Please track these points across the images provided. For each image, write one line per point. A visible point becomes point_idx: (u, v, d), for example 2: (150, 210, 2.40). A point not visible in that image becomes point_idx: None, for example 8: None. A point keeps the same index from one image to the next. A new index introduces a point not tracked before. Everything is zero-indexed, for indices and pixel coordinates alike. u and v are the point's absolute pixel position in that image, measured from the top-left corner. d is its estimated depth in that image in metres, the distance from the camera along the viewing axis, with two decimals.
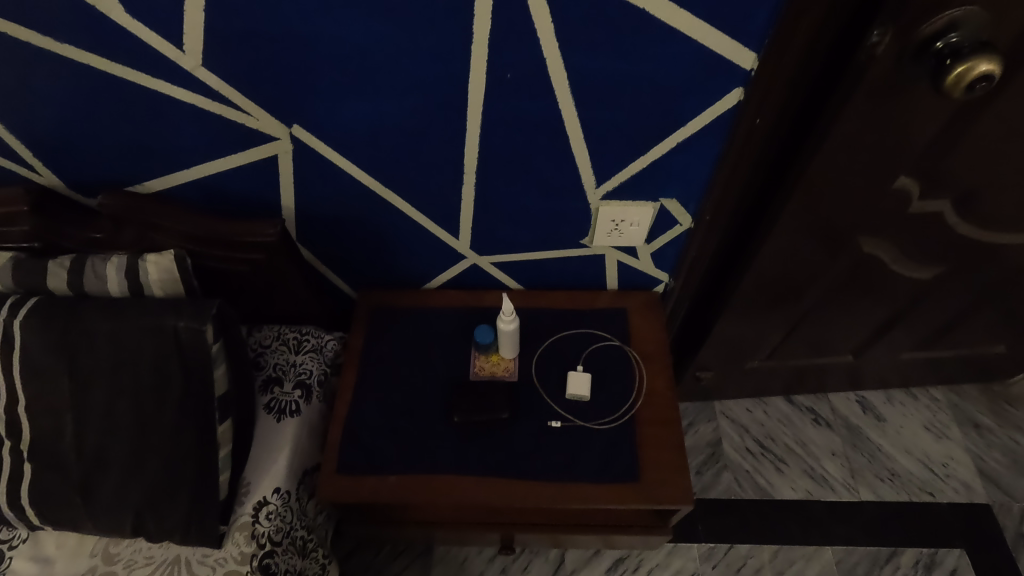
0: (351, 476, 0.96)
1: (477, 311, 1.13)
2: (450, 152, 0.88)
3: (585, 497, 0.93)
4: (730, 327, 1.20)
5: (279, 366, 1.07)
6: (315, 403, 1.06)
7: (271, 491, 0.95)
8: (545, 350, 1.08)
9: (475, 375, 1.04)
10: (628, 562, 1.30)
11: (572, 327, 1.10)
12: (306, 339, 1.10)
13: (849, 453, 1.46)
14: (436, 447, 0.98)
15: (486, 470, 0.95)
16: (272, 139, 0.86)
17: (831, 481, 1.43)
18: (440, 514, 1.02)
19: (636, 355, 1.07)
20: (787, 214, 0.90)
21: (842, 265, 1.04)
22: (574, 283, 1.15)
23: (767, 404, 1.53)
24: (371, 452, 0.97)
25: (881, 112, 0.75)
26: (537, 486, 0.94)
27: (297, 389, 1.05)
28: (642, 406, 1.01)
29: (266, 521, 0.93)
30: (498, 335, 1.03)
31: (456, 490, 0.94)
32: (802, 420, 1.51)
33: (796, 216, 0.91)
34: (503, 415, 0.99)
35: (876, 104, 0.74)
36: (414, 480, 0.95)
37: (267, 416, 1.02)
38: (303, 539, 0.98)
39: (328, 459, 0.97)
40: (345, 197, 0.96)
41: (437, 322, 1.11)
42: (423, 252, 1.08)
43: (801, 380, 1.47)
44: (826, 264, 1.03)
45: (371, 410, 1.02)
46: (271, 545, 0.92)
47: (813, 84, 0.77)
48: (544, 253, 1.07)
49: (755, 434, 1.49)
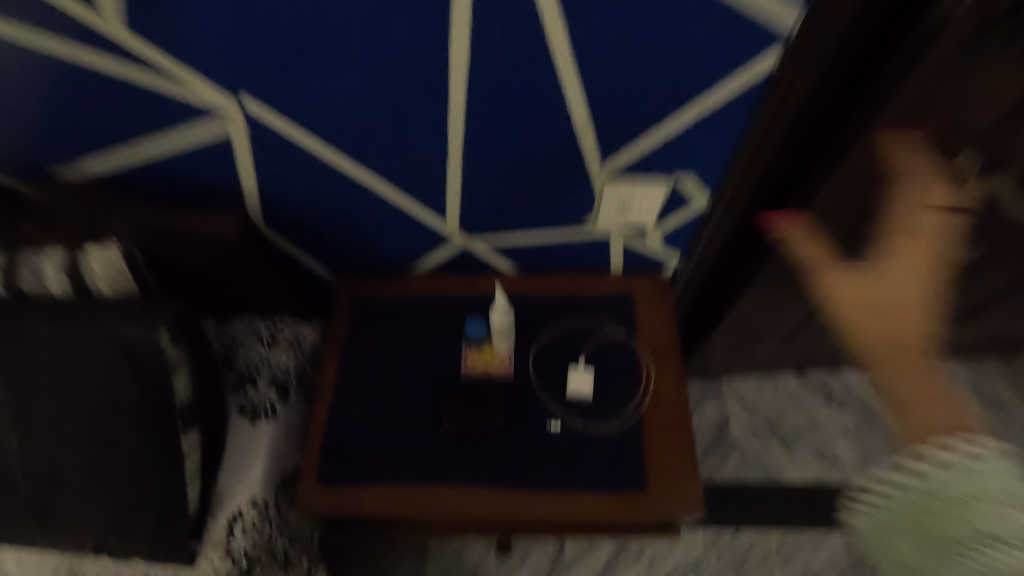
0: (333, 487, 0.88)
1: (469, 297, 1.02)
2: (431, 127, 0.75)
3: (584, 509, 0.86)
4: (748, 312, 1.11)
5: (252, 362, 0.98)
6: (294, 404, 0.97)
7: (246, 503, 0.87)
8: (543, 342, 0.98)
9: (467, 372, 0.95)
10: (630, 550, 1.25)
11: (572, 317, 1.00)
12: (281, 332, 1.01)
13: (862, 433, 1.40)
14: (424, 452, 0.90)
15: (478, 477, 0.88)
16: (222, 115, 0.74)
17: (843, 463, 1.36)
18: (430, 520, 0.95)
19: (643, 349, 0.97)
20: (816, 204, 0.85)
21: (877, 249, 0.94)
22: (575, 265, 1.04)
23: (777, 382, 1.46)
24: (353, 459, 0.89)
25: (918, 99, 0.70)
26: (535, 496, 0.87)
27: (273, 389, 0.96)
28: (649, 405, 0.93)
29: (241, 536, 0.86)
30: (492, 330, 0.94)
31: (447, 502, 0.87)
32: (814, 398, 1.44)
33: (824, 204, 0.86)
34: (499, 420, 0.90)
35: (915, 92, 0.69)
36: (401, 490, 0.88)
37: (241, 420, 0.93)
38: (284, 551, 0.91)
39: (308, 467, 0.89)
40: (315, 179, 0.84)
41: (423, 311, 1.01)
42: (408, 236, 0.97)
43: (812, 356, 1.39)
44: (860, 248, 0.93)
45: (354, 411, 0.93)
46: (248, 562, 0.85)
47: (845, 79, 0.69)
48: (542, 235, 0.96)
49: (764, 414, 1.42)
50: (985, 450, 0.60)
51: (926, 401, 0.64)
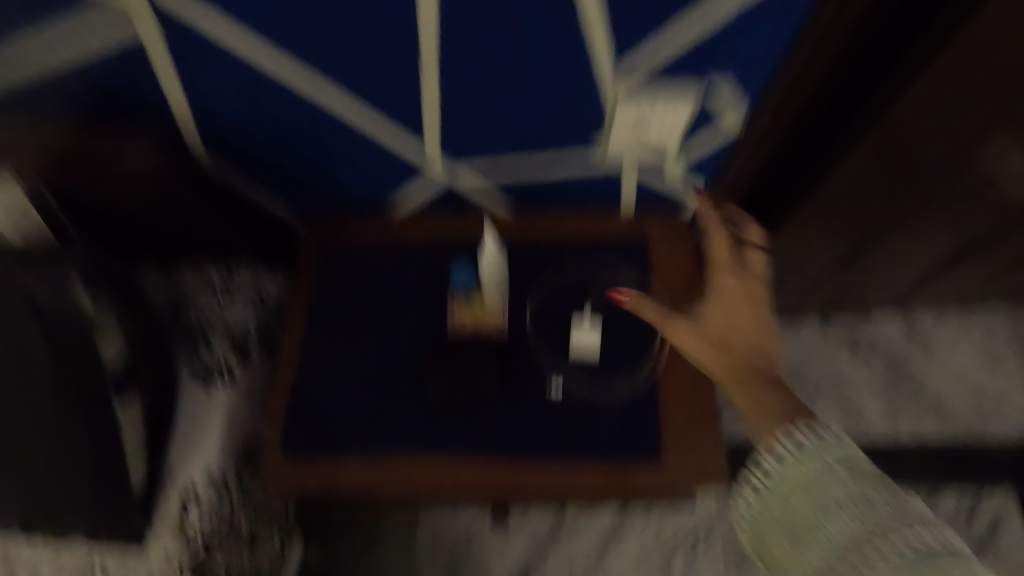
0: (299, 460, 0.77)
1: (455, 238, 0.88)
2: (394, 20, 0.59)
3: (588, 485, 0.75)
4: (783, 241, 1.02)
5: (206, 317, 0.85)
6: (255, 365, 0.85)
7: (201, 477, 0.76)
8: (541, 292, 0.84)
9: (454, 329, 0.81)
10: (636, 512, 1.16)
11: (576, 261, 0.86)
12: (238, 283, 0.88)
13: (890, 386, 1.28)
14: (402, 418, 0.78)
15: (465, 447, 0.76)
16: (126, 12, 0.58)
17: (867, 418, 1.25)
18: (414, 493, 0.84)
19: (660, 294, 0.83)
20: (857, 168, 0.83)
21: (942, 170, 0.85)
22: (580, 198, 0.89)
23: (800, 331, 1.33)
24: (321, 428, 0.78)
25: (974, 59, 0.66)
26: (531, 470, 0.75)
27: (231, 349, 0.83)
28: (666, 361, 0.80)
29: (197, 517, 0.75)
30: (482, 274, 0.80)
31: (430, 475, 0.76)
32: (837, 349, 1.31)
33: (861, 170, 0.84)
34: (490, 385, 0.78)
35: (968, 52, 0.65)
36: (377, 462, 0.76)
37: (194, 384, 0.81)
38: (250, 528, 0.81)
39: (271, 437, 0.78)
40: (259, 93, 0.68)
41: (402, 255, 0.87)
42: (381, 166, 0.81)
43: (838, 302, 1.26)
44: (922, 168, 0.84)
45: (322, 372, 0.81)
46: (206, 543, 0.76)
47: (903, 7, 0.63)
48: (542, 159, 0.81)
49: (784, 366, 1.30)
50: (820, 440, 0.58)
51: (764, 418, 0.64)
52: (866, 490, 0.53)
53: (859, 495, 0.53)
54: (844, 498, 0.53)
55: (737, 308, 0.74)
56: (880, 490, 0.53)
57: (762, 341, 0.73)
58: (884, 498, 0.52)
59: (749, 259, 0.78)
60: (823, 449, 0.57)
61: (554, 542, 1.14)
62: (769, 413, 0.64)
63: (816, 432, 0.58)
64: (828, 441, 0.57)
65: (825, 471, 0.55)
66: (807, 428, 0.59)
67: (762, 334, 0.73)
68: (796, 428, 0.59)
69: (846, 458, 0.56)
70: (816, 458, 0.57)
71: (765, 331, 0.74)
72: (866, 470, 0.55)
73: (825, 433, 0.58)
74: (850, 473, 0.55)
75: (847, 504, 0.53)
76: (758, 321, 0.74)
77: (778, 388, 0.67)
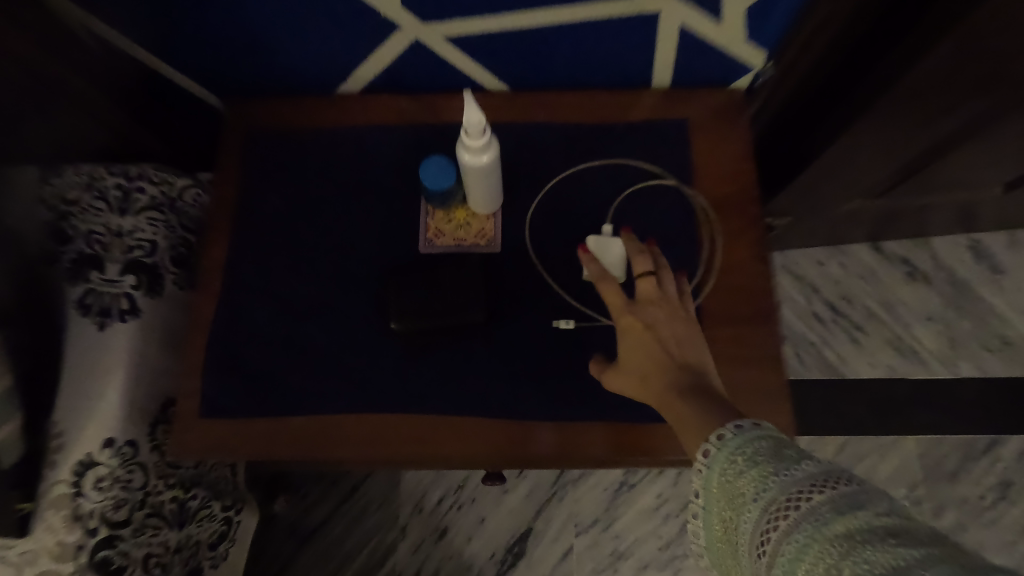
0: (221, 421, 0.57)
1: (426, 129, 0.65)
2: None
3: (610, 447, 0.56)
4: (823, 184, 0.80)
5: (95, 237, 0.62)
6: (168, 296, 0.64)
7: (99, 446, 0.58)
8: (547, 195, 0.63)
9: (429, 248, 0.61)
10: None
11: (591, 159, 0.63)
12: (138, 190, 0.65)
13: (950, 316, 1.08)
14: (359, 368, 0.58)
15: (443, 404, 0.57)
16: None
17: (923, 354, 1.07)
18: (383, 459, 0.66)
19: (705, 205, 0.61)
20: (824, 162, 0.73)
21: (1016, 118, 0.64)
22: (596, 78, 0.65)
23: (845, 255, 1.12)
24: (249, 381, 0.58)
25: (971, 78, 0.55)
26: (535, 428, 0.56)
27: (128, 274, 0.62)
28: (713, 293, 0.59)
29: (95, 493, 0.58)
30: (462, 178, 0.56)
31: (394, 438, 0.56)
32: (890, 275, 1.11)
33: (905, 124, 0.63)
34: (477, 318, 0.57)
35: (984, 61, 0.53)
36: (325, 423, 0.57)
37: (82, 322, 0.61)
38: (175, 503, 0.64)
39: (187, 392, 0.58)
40: None
41: (355, 153, 0.65)
42: (314, 25, 0.57)
43: (895, 221, 1.03)
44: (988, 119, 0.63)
45: (250, 309, 0.60)
46: (108, 529, 0.58)
47: None
48: (542, 19, 0.55)
49: (827, 295, 1.10)
50: (726, 436, 0.40)
51: (687, 435, 0.43)
52: (771, 478, 0.36)
53: (767, 492, 0.36)
54: (754, 503, 0.36)
55: (633, 353, 0.50)
56: (787, 467, 0.36)
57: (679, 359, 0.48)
58: (792, 480, 0.35)
59: (640, 292, 0.52)
60: (726, 452, 0.39)
61: (559, 495, 0.95)
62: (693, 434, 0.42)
63: (717, 434, 0.40)
64: (727, 436, 0.40)
65: (737, 479, 0.38)
66: (711, 434, 0.41)
67: (675, 355, 0.49)
68: (702, 440, 0.41)
69: (749, 444, 0.38)
70: (717, 465, 0.39)
71: (685, 351, 0.49)
72: (771, 451, 0.37)
73: (724, 431, 0.40)
74: (754, 462, 0.37)
75: (759, 512, 0.36)
76: (665, 344, 0.49)
77: (705, 390, 0.46)
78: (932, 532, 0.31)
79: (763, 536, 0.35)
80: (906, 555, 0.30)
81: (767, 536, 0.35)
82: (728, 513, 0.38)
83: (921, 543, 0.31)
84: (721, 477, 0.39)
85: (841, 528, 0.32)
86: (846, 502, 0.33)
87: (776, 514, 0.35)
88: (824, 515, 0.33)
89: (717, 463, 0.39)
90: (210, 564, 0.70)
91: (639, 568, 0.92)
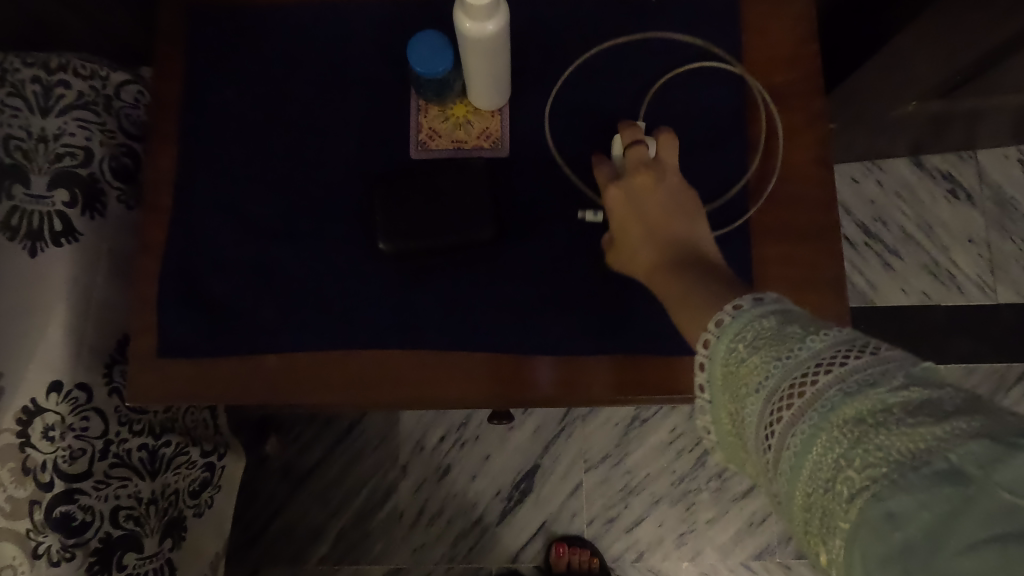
0: (180, 362, 0.49)
1: (411, 7, 0.52)
2: None
3: (624, 385, 0.48)
4: (891, 78, 0.67)
5: (14, 141, 0.52)
6: (112, 216, 0.55)
7: (45, 394, 0.50)
8: (562, 86, 0.51)
9: (419, 152, 0.50)
10: (645, 412, 0.88)
11: (616, 42, 0.51)
12: (60, 85, 0.54)
13: (993, 238, 0.93)
14: (337, 298, 0.49)
15: (437, 339, 0.48)
16: None
17: (960, 280, 0.92)
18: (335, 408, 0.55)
19: (756, 96, 0.50)
20: (897, 46, 0.61)
21: None
22: None
23: (882, 171, 0.95)
24: (207, 314, 0.49)
25: None
26: (537, 364, 0.48)
27: (58, 189, 0.52)
28: (761, 200, 0.49)
29: (44, 445, 0.49)
30: (457, 64, 0.45)
31: (377, 378, 0.48)
32: (928, 192, 0.94)
33: None
34: (484, 236, 0.47)
35: None
36: (301, 363, 0.49)
37: (8, 247, 0.51)
38: (143, 453, 0.55)
39: (140, 327, 0.49)
40: None
41: (325, 37, 0.52)
42: None
43: (943, 134, 0.85)
44: None
45: (205, 230, 0.51)
46: (65, 482, 0.50)
47: None
48: None
49: (858, 216, 0.95)
50: (723, 324, 0.30)
51: (683, 310, 0.35)
52: (772, 362, 0.27)
53: (769, 380, 0.27)
54: (755, 395, 0.27)
55: (626, 238, 0.42)
56: (792, 346, 0.27)
57: (672, 234, 0.40)
58: (802, 360, 0.26)
59: (630, 162, 0.43)
60: (725, 341, 0.29)
61: (567, 432, 0.88)
62: (693, 309, 0.34)
63: (714, 319, 0.31)
64: (726, 321, 0.30)
65: (737, 377, 0.28)
66: (709, 322, 0.31)
67: (671, 229, 0.40)
68: (701, 328, 0.32)
69: (750, 324, 0.29)
70: (715, 354, 0.30)
71: (680, 224, 0.41)
72: (775, 327, 0.28)
73: (720, 314, 0.31)
74: (756, 345, 0.28)
75: (761, 404, 0.27)
76: (659, 219, 0.41)
77: (710, 266, 0.37)
78: (964, 397, 0.24)
79: (767, 431, 0.26)
80: (931, 434, 0.22)
81: (772, 432, 0.26)
82: (728, 408, 0.29)
83: (949, 416, 0.23)
84: (722, 369, 0.29)
85: (853, 414, 0.24)
86: (861, 381, 0.25)
87: (781, 405, 0.26)
88: (834, 400, 0.25)
89: (716, 352, 0.30)
90: (192, 513, 0.62)
91: (651, 503, 0.86)
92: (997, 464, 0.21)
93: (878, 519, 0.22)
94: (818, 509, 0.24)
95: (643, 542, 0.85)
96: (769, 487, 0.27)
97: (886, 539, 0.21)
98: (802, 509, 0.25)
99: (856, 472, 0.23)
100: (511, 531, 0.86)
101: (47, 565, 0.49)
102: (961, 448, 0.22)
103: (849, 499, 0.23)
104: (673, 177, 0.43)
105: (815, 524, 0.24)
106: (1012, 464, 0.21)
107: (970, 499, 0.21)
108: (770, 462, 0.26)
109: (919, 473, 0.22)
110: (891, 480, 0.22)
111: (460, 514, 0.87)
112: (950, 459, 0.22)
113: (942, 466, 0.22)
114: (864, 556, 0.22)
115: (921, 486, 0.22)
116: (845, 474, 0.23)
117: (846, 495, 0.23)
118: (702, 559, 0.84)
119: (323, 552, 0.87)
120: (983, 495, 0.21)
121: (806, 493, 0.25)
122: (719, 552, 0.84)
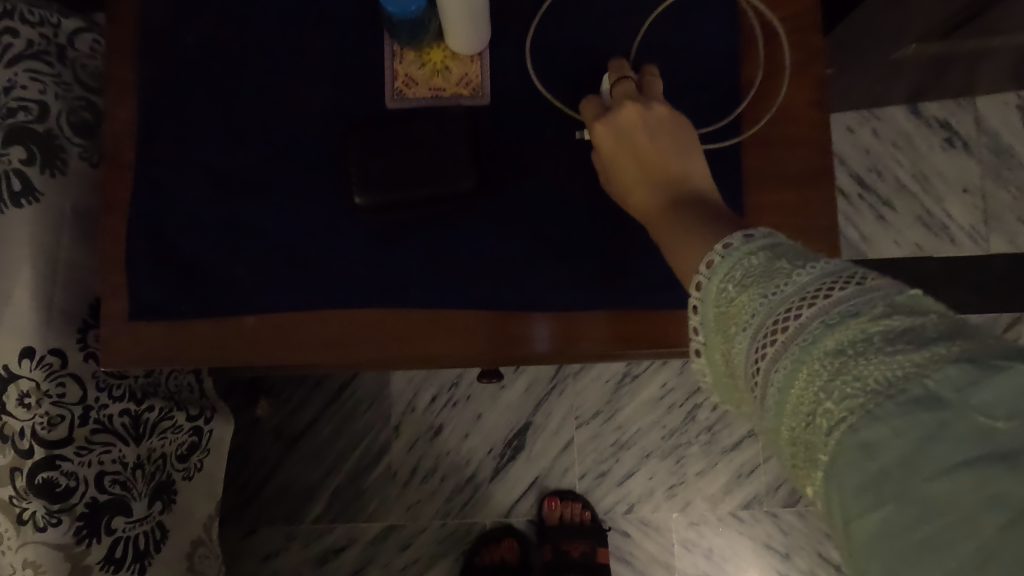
0: (153, 326, 0.47)
1: None
2: None
3: (618, 339, 0.47)
4: (889, 18, 0.64)
5: None
6: (75, 173, 0.52)
7: (19, 359, 0.48)
8: (544, 29, 0.48)
9: (397, 100, 0.48)
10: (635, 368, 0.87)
11: None
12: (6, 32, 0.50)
13: (988, 187, 0.91)
14: (313, 258, 0.47)
15: (419, 297, 0.47)
16: None
17: (953, 230, 0.91)
18: (324, 367, 0.54)
19: (751, 37, 0.48)
20: None
21: None
22: None
23: (879, 120, 0.93)
24: (178, 276, 0.47)
25: None
26: (533, 320, 0.47)
27: (13, 146, 0.49)
28: (755, 145, 0.47)
29: (21, 412, 0.48)
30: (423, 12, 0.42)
31: (362, 336, 0.47)
32: (924, 141, 0.92)
33: None
34: (465, 187, 0.45)
35: None
36: (283, 322, 0.47)
37: None
38: (125, 419, 0.54)
39: (108, 290, 0.48)
40: None
41: None
42: None
43: (943, 79, 0.82)
44: None
45: (171, 188, 0.48)
46: (45, 450, 0.48)
47: None
48: None
49: (854, 166, 0.93)
50: (713, 265, 0.29)
51: (681, 247, 0.33)
52: (758, 301, 0.26)
53: (756, 318, 0.26)
54: (742, 334, 0.26)
55: (621, 181, 0.41)
56: (778, 282, 0.25)
57: (667, 174, 0.39)
58: (786, 296, 0.25)
59: (616, 98, 0.42)
60: (715, 281, 0.28)
61: (558, 390, 0.88)
62: (689, 246, 0.33)
63: (705, 260, 0.30)
64: (716, 262, 0.29)
65: (728, 318, 0.27)
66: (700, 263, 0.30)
67: (667, 168, 0.39)
68: (695, 268, 0.31)
69: (738, 263, 0.28)
70: (707, 296, 0.29)
71: (672, 162, 0.39)
72: (763, 263, 0.27)
73: (710, 255, 0.30)
74: (743, 283, 0.27)
75: (747, 342, 0.26)
76: (650, 159, 0.39)
77: (707, 204, 0.36)
78: (948, 323, 0.22)
79: (753, 369, 0.25)
80: (910, 361, 0.21)
81: (757, 370, 0.25)
82: (720, 350, 0.28)
83: (932, 342, 0.21)
84: (713, 311, 0.28)
85: (834, 345, 0.23)
86: (844, 311, 0.23)
87: (766, 341, 0.25)
88: (816, 333, 0.24)
89: (707, 294, 0.29)
90: (181, 476, 0.62)
91: (642, 457, 0.87)
92: (975, 387, 0.20)
93: (853, 449, 0.21)
94: (802, 443, 0.23)
95: (634, 494, 0.87)
96: (759, 426, 0.26)
97: (860, 469, 0.20)
98: (788, 444, 0.24)
99: (833, 404, 0.22)
100: (503, 487, 0.87)
101: (33, 531, 0.49)
102: (939, 372, 0.20)
103: (829, 431, 0.22)
104: (660, 106, 0.40)
105: (801, 459, 0.23)
106: (990, 385, 0.20)
107: (947, 423, 0.20)
108: (757, 400, 0.25)
109: (898, 400, 0.20)
110: (868, 411, 0.21)
111: (452, 471, 0.88)
112: (927, 385, 0.20)
113: (920, 392, 0.20)
114: (839, 487, 0.21)
115: (898, 414, 0.20)
116: (824, 406, 0.22)
117: (826, 427, 0.22)
118: (692, 509, 0.86)
119: (318, 510, 0.88)
120: (960, 418, 0.19)
121: (791, 428, 0.23)
122: (708, 502, 0.86)
